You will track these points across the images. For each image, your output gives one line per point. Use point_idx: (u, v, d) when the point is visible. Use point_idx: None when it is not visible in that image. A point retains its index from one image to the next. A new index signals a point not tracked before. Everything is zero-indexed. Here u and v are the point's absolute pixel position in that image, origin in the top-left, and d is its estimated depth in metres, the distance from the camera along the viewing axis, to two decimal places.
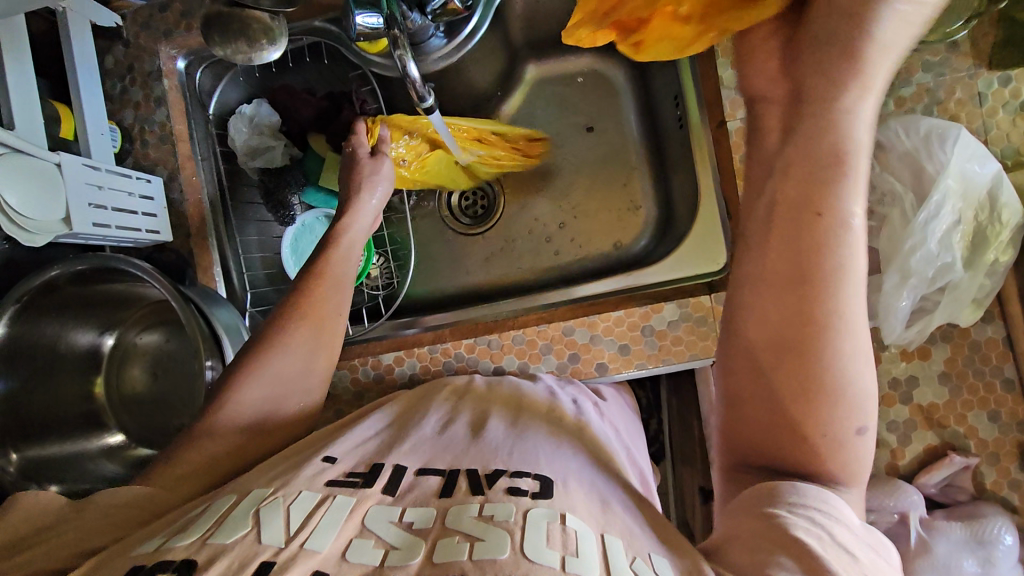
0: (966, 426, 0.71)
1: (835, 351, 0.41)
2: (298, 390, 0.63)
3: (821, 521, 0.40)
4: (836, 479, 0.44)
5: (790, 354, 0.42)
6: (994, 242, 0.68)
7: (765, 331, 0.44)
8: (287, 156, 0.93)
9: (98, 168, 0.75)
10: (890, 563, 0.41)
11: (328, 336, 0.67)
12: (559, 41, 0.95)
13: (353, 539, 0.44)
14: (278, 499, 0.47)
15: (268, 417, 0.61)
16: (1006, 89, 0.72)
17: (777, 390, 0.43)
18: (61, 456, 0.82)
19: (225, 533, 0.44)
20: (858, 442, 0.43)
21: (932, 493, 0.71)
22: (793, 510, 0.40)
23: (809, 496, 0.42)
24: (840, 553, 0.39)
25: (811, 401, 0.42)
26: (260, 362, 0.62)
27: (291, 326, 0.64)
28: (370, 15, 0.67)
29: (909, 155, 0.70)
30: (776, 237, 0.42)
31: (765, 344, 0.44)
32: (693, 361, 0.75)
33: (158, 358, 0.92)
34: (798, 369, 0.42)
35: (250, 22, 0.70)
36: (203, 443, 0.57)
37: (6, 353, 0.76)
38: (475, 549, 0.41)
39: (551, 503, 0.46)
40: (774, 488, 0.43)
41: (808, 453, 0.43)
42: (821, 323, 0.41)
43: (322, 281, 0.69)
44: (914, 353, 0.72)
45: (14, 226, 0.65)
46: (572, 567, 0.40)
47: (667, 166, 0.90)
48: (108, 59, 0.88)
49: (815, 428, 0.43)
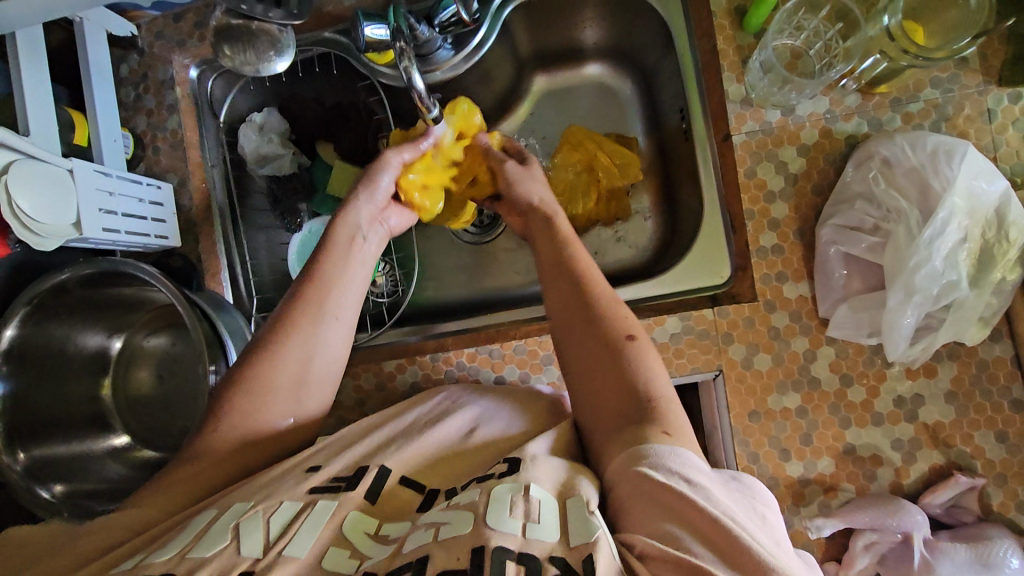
0: (972, 446, 0.70)
1: (602, 311, 0.61)
2: (294, 404, 0.61)
3: (679, 470, 0.45)
4: (654, 408, 0.53)
5: (584, 315, 0.61)
6: (1001, 261, 0.67)
7: (566, 318, 0.63)
8: (296, 164, 0.94)
9: (109, 173, 0.76)
10: (750, 497, 0.46)
11: (325, 344, 0.63)
12: (566, 53, 0.95)
13: (329, 547, 0.46)
14: (257, 512, 0.48)
15: (260, 430, 0.59)
16: (1015, 106, 0.72)
17: (584, 343, 0.60)
18: (68, 456, 0.83)
19: (204, 546, 0.46)
20: (654, 370, 0.57)
21: (938, 513, 0.70)
22: (662, 471, 0.45)
23: (662, 446, 0.47)
24: (702, 493, 0.43)
25: (602, 349, 0.58)
26: (249, 373, 0.60)
27: (286, 338, 0.61)
28: (378, 27, 0.73)
29: (915, 171, 0.70)
30: (552, 263, 0.67)
31: (570, 319, 0.62)
32: (694, 374, 0.75)
33: (165, 361, 0.92)
34: (585, 332, 0.60)
35: (259, 34, 0.72)
36: (193, 458, 0.57)
37: (17, 354, 0.77)
38: (440, 531, 0.43)
39: (515, 478, 0.46)
40: (638, 452, 0.48)
41: (626, 382, 0.55)
42: (591, 291, 0.63)
43: (311, 285, 0.65)
44: (919, 371, 0.71)
45: (25, 229, 0.67)
46: (532, 533, 0.41)
47: (672, 177, 0.91)
48: (123, 67, 0.90)
49: (615, 366, 0.57)
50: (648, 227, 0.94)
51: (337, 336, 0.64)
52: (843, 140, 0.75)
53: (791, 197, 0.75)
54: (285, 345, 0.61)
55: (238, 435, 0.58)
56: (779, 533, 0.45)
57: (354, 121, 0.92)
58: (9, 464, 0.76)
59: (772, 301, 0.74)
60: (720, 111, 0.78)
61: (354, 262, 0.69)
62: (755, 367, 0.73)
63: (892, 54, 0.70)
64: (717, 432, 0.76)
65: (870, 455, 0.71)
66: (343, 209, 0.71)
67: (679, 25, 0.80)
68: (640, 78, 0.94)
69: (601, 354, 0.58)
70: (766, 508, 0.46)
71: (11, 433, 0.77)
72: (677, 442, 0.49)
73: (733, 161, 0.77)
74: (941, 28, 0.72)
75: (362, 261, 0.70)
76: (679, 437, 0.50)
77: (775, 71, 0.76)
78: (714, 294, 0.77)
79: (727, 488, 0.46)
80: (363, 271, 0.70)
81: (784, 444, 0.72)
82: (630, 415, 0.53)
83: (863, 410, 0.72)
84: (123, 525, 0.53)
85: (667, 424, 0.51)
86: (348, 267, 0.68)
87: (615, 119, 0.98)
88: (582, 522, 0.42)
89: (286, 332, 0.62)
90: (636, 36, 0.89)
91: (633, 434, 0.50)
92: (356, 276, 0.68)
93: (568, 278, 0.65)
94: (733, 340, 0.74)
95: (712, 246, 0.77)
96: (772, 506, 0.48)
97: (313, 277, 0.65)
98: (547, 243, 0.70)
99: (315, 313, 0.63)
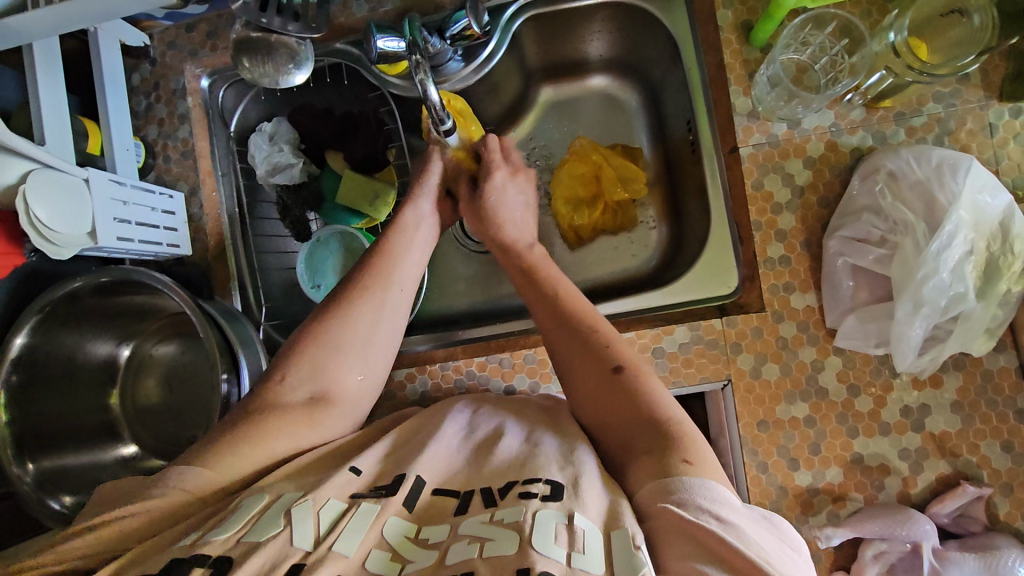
0: (979, 456, 0.70)
1: (599, 347, 0.63)
2: (360, 358, 0.65)
3: (708, 506, 0.45)
4: (668, 434, 0.53)
5: (585, 355, 0.63)
6: (1006, 273, 0.68)
7: (566, 362, 0.64)
8: (306, 173, 0.94)
9: (124, 183, 0.77)
10: (777, 532, 0.46)
11: (390, 308, 0.68)
12: (573, 65, 0.97)
13: (372, 550, 0.47)
14: (308, 503, 0.49)
15: (332, 390, 0.62)
16: (1017, 121, 0.73)
17: (586, 385, 0.61)
18: (76, 466, 0.83)
19: (258, 532, 0.47)
20: (662, 396, 0.58)
21: (946, 523, 0.70)
22: (689, 509, 0.45)
23: (688, 478, 0.48)
24: (733, 530, 0.44)
25: (605, 383, 0.60)
26: (325, 331, 0.64)
27: (355, 301, 0.67)
28: (391, 40, 0.74)
29: (921, 184, 0.71)
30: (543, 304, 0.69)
31: (569, 360, 0.64)
32: (703, 383, 0.76)
33: (173, 370, 0.92)
34: (586, 368, 0.62)
35: (277, 46, 0.73)
36: (266, 421, 0.57)
37: (27, 362, 0.78)
38: (484, 547, 0.44)
39: (559, 504, 0.46)
40: (664, 484, 0.48)
41: (636, 416, 0.56)
42: (587, 331, 0.64)
43: (382, 258, 0.71)
44: (925, 381, 0.72)
45: (41, 237, 0.67)
46: (578, 563, 0.42)
47: (678, 190, 0.92)
48: (135, 76, 0.91)
49: (623, 398, 0.58)
50: (654, 236, 0.95)
51: (401, 302, 0.70)
52: (848, 152, 0.76)
53: (798, 209, 0.76)
54: (356, 305, 0.66)
55: (307, 391, 0.61)
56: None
57: (364, 128, 0.92)
58: (18, 474, 0.76)
59: (780, 312, 0.75)
60: (727, 124, 0.79)
61: (418, 245, 0.75)
62: (764, 376, 0.74)
63: (897, 70, 0.71)
64: (724, 438, 0.76)
65: (878, 465, 0.72)
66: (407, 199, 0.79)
67: (685, 40, 0.82)
68: (647, 90, 0.95)
69: (606, 390, 0.60)
70: (796, 551, 0.46)
71: (18, 443, 0.77)
72: (698, 469, 0.49)
73: (741, 173, 0.78)
74: (944, 44, 0.73)
75: (420, 239, 0.76)
76: (700, 462, 0.50)
77: (781, 86, 0.78)
78: (721, 305, 0.78)
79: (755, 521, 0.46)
80: (423, 254, 0.76)
81: (792, 454, 0.73)
82: (649, 443, 0.53)
83: (870, 420, 0.72)
84: (187, 486, 0.52)
85: (686, 450, 0.51)
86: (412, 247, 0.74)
87: (621, 131, 0.99)
88: (626, 556, 0.42)
89: (358, 295, 0.67)
90: (641, 49, 0.91)
91: (654, 463, 0.51)
92: (417, 256, 0.74)
93: (560, 318, 0.67)
94: (741, 350, 0.75)
95: (720, 257, 0.78)
96: (806, 555, 0.47)
97: (382, 250, 0.72)
98: (523, 284, 0.73)
99: (384, 283, 0.69)
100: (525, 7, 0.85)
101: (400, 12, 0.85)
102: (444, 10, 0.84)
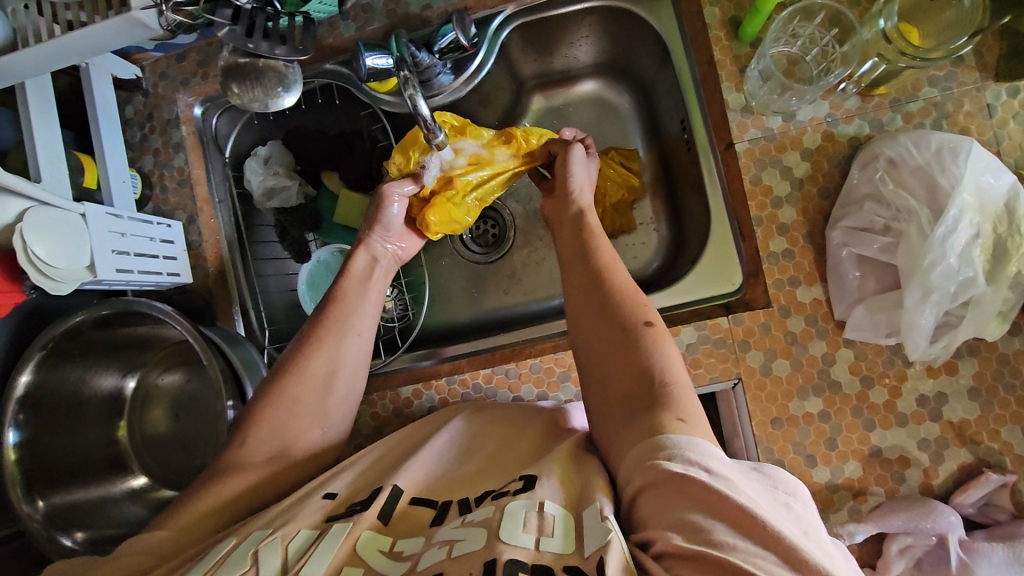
0: (1000, 442, 0.69)
1: (621, 299, 0.61)
2: (320, 416, 0.63)
3: (698, 460, 0.44)
4: (666, 384, 0.53)
5: (597, 292, 0.63)
6: (1015, 256, 0.66)
7: (577, 298, 0.65)
8: (302, 195, 0.95)
9: (120, 215, 0.77)
10: (768, 480, 0.45)
11: (348, 357, 0.67)
12: (562, 71, 0.96)
13: (344, 566, 0.46)
14: (276, 538, 0.49)
15: (292, 449, 0.61)
16: (1015, 100, 0.72)
17: (595, 322, 0.61)
18: (87, 501, 0.83)
19: (224, 571, 0.46)
20: (669, 358, 0.56)
21: (971, 513, 0.69)
22: (672, 456, 0.45)
23: (677, 435, 0.47)
24: (717, 477, 0.42)
25: (619, 329, 0.59)
26: (278, 387, 0.63)
27: (309, 352, 0.65)
28: (380, 57, 0.75)
29: (922, 169, 0.70)
30: (568, 250, 0.70)
31: (580, 298, 0.64)
32: (714, 383, 0.74)
33: (179, 399, 0.92)
34: (602, 319, 0.60)
35: (265, 71, 0.76)
36: (228, 477, 0.57)
37: (31, 401, 0.78)
38: (454, 548, 0.43)
39: (530, 493, 0.47)
40: (656, 441, 0.47)
41: (637, 357, 0.56)
42: (602, 269, 0.65)
43: (334, 304, 0.70)
44: (940, 368, 0.71)
45: (41, 275, 0.68)
46: (546, 546, 0.42)
47: (676, 187, 0.91)
48: (129, 109, 0.91)
49: (630, 355, 0.57)
50: (656, 238, 0.95)
51: (359, 351, 0.68)
52: (846, 142, 0.76)
53: (799, 202, 0.76)
54: (310, 358, 0.65)
55: (270, 448, 0.60)
56: (810, 522, 0.43)
57: (358, 148, 0.93)
58: (28, 513, 0.76)
59: (787, 306, 0.74)
60: (722, 121, 0.79)
61: (373, 286, 0.74)
62: (775, 373, 0.73)
63: (889, 56, 0.71)
64: (739, 439, 0.75)
65: (898, 457, 0.70)
66: (360, 241, 0.77)
67: (674, 40, 0.82)
68: (638, 91, 0.95)
69: (615, 335, 0.59)
70: (789, 497, 0.44)
71: (26, 480, 0.77)
72: (690, 428, 0.48)
73: (738, 169, 0.77)
74: (937, 27, 0.73)
75: (375, 288, 0.74)
76: (693, 423, 0.49)
77: (774, 79, 0.77)
78: (726, 302, 0.77)
79: (746, 475, 0.45)
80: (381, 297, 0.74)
81: (809, 450, 0.71)
82: (642, 402, 0.52)
83: (887, 411, 0.71)
84: (145, 547, 0.53)
85: (681, 411, 0.50)
86: (366, 287, 0.73)
87: (617, 133, 0.99)
88: (596, 527, 0.42)
89: (313, 347, 0.66)
90: (630, 51, 0.91)
91: (649, 419, 0.50)
92: (374, 299, 0.73)
93: (581, 260, 0.67)
94: (750, 347, 0.74)
95: (721, 255, 0.78)
96: (804, 498, 0.45)
97: (335, 299, 0.70)
98: (568, 234, 0.73)
99: (339, 330, 0.68)
100: (513, 16, 0.85)
101: (387, 29, 0.85)
102: (432, 25, 0.84)
